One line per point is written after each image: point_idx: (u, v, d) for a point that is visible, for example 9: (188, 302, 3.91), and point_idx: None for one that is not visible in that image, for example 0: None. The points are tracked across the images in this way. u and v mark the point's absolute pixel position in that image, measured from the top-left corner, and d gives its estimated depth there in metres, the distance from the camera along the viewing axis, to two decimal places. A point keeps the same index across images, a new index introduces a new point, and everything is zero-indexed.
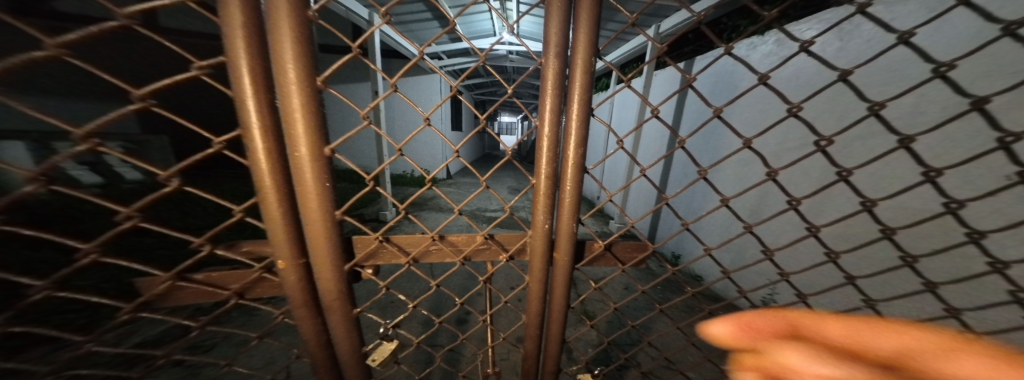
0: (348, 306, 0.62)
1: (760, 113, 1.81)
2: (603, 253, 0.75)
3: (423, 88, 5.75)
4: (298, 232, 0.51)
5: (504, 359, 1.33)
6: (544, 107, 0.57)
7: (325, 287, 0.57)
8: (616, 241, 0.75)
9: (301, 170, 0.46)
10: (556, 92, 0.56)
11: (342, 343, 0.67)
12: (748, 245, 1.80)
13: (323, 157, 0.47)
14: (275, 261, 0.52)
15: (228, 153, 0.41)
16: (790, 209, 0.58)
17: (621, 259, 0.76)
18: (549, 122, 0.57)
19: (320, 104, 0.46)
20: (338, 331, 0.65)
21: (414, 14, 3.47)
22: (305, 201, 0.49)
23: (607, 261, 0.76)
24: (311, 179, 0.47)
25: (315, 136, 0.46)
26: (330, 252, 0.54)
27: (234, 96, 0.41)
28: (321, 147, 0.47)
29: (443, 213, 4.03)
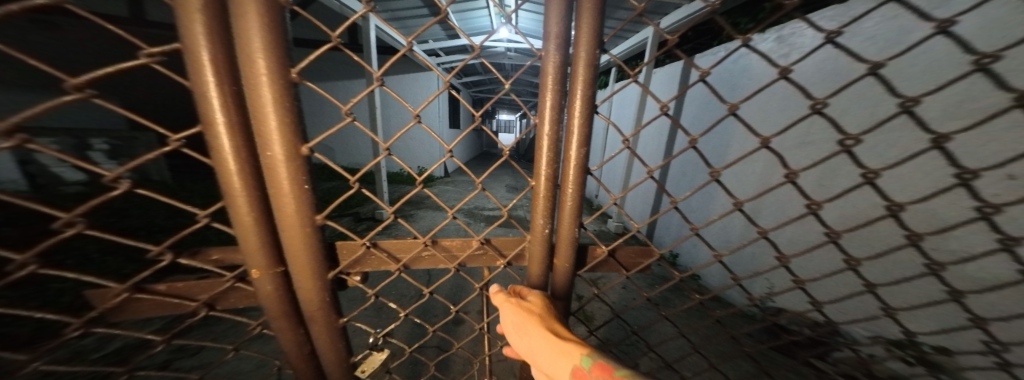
0: (332, 316, 0.59)
1: None
2: (606, 259, 0.71)
3: (419, 85, 5.66)
4: (274, 239, 0.47)
5: (501, 363, 1.30)
6: (543, 104, 0.54)
7: (306, 296, 0.53)
8: (620, 247, 0.71)
9: (273, 172, 0.42)
10: (557, 87, 0.52)
11: (327, 354, 0.63)
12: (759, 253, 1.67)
13: (299, 158, 0.43)
14: (248, 270, 0.48)
15: (188, 152, 0.37)
16: (807, 213, 0.54)
17: (624, 264, 0.72)
18: (548, 119, 0.53)
19: (294, 99, 0.41)
20: (321, 341, 0.61)
21: (409, 10, 3.40)
22: (279, 206, 0.44)
23: (610, 267, 0.73)
24: (285, 182, 0.43)
25: (291, 134, 0.41)
26: (309, 261, 0.50)
27: (194, 89, 0.37)
28: (297, 147, 0.42)
29: (440, 212, 3.99)
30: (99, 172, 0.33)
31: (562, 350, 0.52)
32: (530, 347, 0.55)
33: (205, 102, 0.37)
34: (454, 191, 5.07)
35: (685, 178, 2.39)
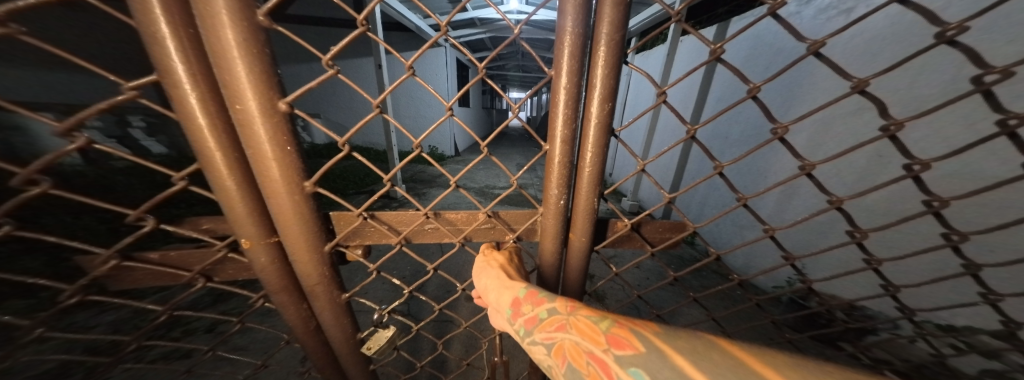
0: (334, 289, 0.57)
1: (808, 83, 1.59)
2: (629, 235, 0.65)
3: (429, 63, 5.52)
4: (264, 207, 0.43)
5: (512, 337, 1.33)
6: (560, 53, 0.45)
7: (305, 269, 0.51)
8: (645, 221, 0.64)
9: (251, 131, 0.37)
10: (580, 30, 0.43)
11: (334, 327, 0.64)
12: (831, 229, 1.45)
13: (281, 114, 0.37)
14: (240, 239, 0.45)
15: (148, 104, 0.32)
16: (908, 177, 0.44)
17: (650, 240, 0.65)
18: (566, 71, 0.45)
19: (265, 42, 0.35)
20: (326, 315, 0.60)
21: None
22: (265, 170, 0.40)
23: (632, 243, 0.67)
24: (266, 142, 0.38)
25: (264, 84, 0.35)
26: (304, 231, 0.46)
27: (138, 26, 0.30)
28: (275, 101, 0.36)
29: (453, 192, 4.03)
30: (48, 123, 0.30)
31: (506, 282, 0.57)
32: (485, 284, 0.62)
33: (157, 43, 0.31)
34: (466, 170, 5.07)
35: (721, 147, 2.20)
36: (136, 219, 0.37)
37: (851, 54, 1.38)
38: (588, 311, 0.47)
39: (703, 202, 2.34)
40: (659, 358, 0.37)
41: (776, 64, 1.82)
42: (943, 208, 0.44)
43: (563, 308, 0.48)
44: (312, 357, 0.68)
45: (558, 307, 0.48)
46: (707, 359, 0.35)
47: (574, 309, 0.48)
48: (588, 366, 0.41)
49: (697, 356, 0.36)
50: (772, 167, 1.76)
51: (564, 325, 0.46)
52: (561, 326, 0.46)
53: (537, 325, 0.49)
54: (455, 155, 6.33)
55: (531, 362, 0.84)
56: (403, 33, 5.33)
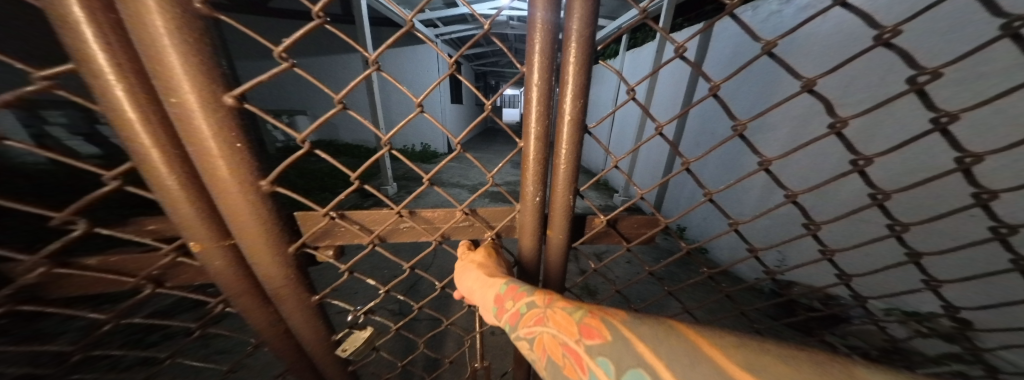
0: (302, 291, 0.55)
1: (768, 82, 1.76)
2: (606, 230, 0.64)
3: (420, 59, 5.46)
4: (213, 208, 0.40)
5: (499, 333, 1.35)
6: (533, 45, 0.42)
7: (267, 272, 0.49)
8: (620, 216, 0.63)
9: (191, 125, 0.34)
10: (553, 21, 0.40)
11: (306, 330, 0.62)
12: (786, 220, 1.62)
13: (225, 108, 0.35)
14: (189, 242, 0.42)
15: (67, 96, 0.29)
16: (854, 171, 0.48)
17: (626, 236, 0.65)
18: (538, 65, 0.43)
19: (203, 30, 0.31)
20: (295, 318, 0.58)
21: None
22: (211, 167, 0.37)
23: (610, 239, 0.65)
24: (209, 138, 0.35)
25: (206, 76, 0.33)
26: (262, 232, 0.44)
27: (45, 8, 0.27)
28: (224, 93, 0.34)
29: (446, 189, 4.02)
30: None
31: (488, 280, 0.56)
32: (469, 286, 0.61)
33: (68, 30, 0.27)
34: (460, 168, 5.05)
35: (702, 140, 2.30)
36: (65, 222, 0.34)
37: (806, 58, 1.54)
38: (564, 303, 0.45)
39: (683, 196, 2.47)
40: (625, 346, 0.35)
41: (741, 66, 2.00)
42: (885, 201, 0.47)
43: (540, 302, 0.47)
44: (285, 361, 0.66)
45: (536, 300, 0.47)
46: (672, 344, 0.32)
47: (550, 301, 0.46)
48: (564, 359, 0.39)
49: (664, 340, 0.33)
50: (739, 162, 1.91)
51: (540, 318, 0.45)
52: (537, 320, 0.45)
53: (516, 320, 0.48)
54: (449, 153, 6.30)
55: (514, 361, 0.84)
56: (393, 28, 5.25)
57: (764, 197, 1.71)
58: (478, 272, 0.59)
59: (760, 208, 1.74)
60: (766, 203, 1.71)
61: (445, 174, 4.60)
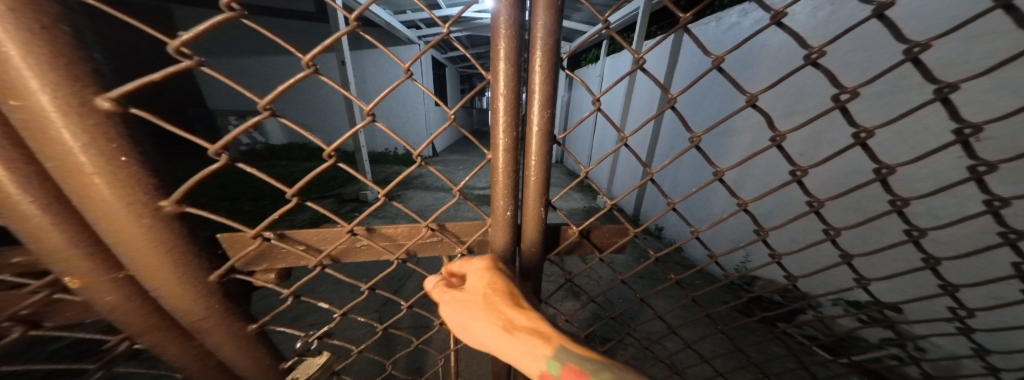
0: (235, 322, 0.48)
1: (724, 99, 1.98)
2: (580, 241, 0.61)
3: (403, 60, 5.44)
4: (97, 237, 0.33)
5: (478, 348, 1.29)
6: (494, 55, 0.38)
7: (184, 307, 0.41)
8: (594, 225, 0.60)
9: (48, 137, 0.27)
10: (512, 22, 0.36)
11: (247, 364, 0.55)
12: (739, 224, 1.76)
13: (102, 116, 0.28)
14: (66, 278, 0.34)
15: None
16: (793, 180, 0.57)
17: (599, 245, 0.61)
18: (501, 72, 0.38)
19: (50, 20, 0.25)
20: (228, 352, 0.51)
21: None
22: (81, 187, 0.30)
23: (584, 249, 0.62)
24: (77, 150, 0.28)
25: (75, 82, 0.26)
26: (167, 262, 0.36)
27: None
28: (101, 96, 0.28)
29: (429, 193, 3.94)
30: None
31: (527, 349, 0.39)
32: (479, 337, 0.44)
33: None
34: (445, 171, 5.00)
35: (669, 148, 2.46)
36: None
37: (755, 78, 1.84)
38: None
39: (657, 202, 2.55)
40: None
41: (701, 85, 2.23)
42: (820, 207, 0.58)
43: None
44: None
45: None
46: None
47: None
48: None
49: None
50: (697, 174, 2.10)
51: None
52: None
53: None
54: (434, 155, 6.20)
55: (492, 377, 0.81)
56: (373, 29, 5.16)
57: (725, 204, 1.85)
58: (484, 314, 0.44)
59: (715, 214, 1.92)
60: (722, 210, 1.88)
61: (429, 177, 4.52)
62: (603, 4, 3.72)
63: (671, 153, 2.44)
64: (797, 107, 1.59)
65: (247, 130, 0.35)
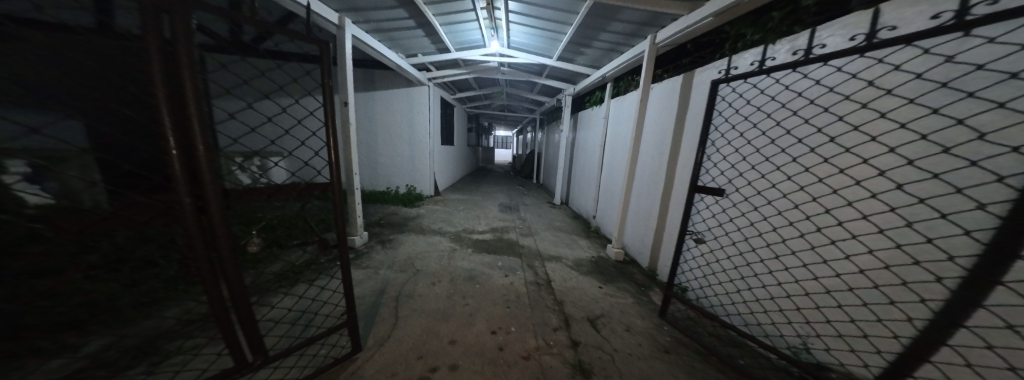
0: (196, 202, 1.24)
1: (797, 144, 1.84)
2: (346, 190, 1.80)
3: (413, 100, 5.84)
4: (188, 180, 1.22)
5: (346, 325, 1.99)
6: (329, 138, 1.70)
7: (179, 190, 1.18)
8: (345, 184, 1.86)
9: (201, 160, 1.23)
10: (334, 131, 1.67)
11: (195, 236, 1.26)
12: (825, 278, 1.71)
13: (210, 154, 1.25)
14: (179, 198, 1.19)
15: (169, 152, 1.16)
16: None
17: (368, 198, 1.71)
18: (328, 145, 1.70)
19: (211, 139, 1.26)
20: (221, 236, 1.32)
21: (388, 13, 3.60)
22: (200, 170, 1.24)
23: (340, 192, 1.85)
24: (202, 158, 1.24)
25: (173, 114, 1.15)
26: (214, 193, 1.27)
27: (170, 136, 1.15)
28: (176, 132, 1.18)
29: (423, 235, 4.29)
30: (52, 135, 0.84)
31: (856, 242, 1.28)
32: None
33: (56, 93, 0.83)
34: (444, 213, 5.34)
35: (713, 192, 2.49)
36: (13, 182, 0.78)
37: (853, 97, 1.58)
38: None
39: (710, 254, 2.50)
40: None
41: (742, 115, 2.27)
42: None
43: None
44: (202, 274, 1.30)
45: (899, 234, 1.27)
46: None
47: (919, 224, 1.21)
48: None
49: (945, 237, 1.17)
50: (735, 213, 2.28)
51: None
52: None
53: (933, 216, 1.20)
54: (435, 194, 6.53)
55: (346, 261, 1.97)
56: (388, 71, 5.75)
57: (813, 254, 1.77)
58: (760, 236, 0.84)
59: (801, 267, 1.83)
60: (814, 260, 1.76)
61: (426, 219, 4.88)
62: (603, 48, 4.14)
63: (730, 201, 2.32)
64: (835, 136, 1.66)
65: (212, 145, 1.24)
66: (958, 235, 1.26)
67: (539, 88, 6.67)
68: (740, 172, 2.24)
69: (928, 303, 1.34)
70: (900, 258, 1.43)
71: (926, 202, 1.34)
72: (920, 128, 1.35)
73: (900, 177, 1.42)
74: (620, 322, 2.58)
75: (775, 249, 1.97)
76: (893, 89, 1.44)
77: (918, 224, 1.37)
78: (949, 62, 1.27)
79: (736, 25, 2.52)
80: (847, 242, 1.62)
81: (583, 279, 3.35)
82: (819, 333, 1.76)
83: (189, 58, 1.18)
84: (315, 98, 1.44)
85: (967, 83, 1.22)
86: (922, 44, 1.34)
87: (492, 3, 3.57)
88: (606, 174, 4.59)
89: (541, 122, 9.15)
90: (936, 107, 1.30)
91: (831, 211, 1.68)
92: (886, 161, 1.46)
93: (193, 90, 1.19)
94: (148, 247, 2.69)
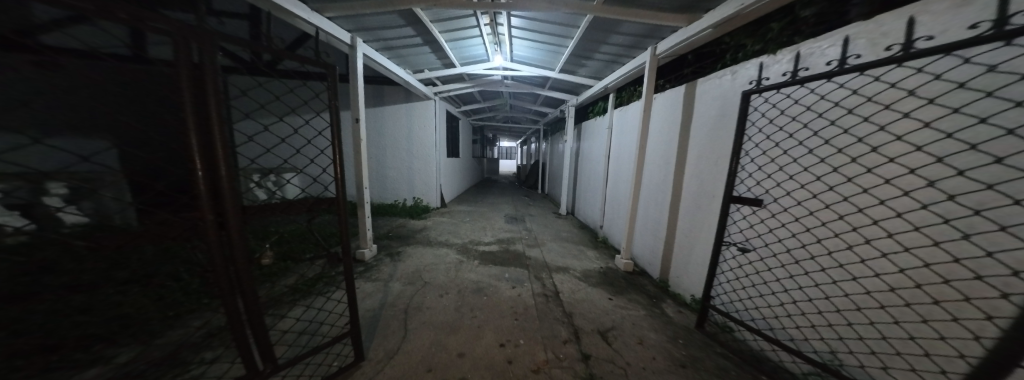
0: (215, 219, 1.29)
1: (830, 153, 1.79)
2: (350, 205, 1.85)
3: (419, 114, 6.01)
4: (210, 198, 1.27)
5: (353, 336, 2.02)
6: (335, 155, 1.77)
7: (202, 207, 1.24)
8: (348, 200, 1.91)
9: (223, 179, 1.29)
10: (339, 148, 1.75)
11: (214, 252, 1.31)
12: (873, 293, 1.62)
13: (230, 173, 1.31)
14: (201, 216, 1.24)
15: (195, 172, 1.21)
16: None
17: (374, 213, 1.77)
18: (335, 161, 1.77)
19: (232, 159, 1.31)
20: (238, 251, 1.37)
21: (397, 32, 3.78)
22: (222, 189, 1.29)
23: (344, 209, 1.90)
24: (225, 177, 1.29)
25: (201, 138, 1.22)
26: (233, 210, 1.32)
27: (195, 157, 1.21)
28: (201, 153, 1.23)
29: (429, 247, 4.33)
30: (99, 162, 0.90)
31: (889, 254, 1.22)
32: None
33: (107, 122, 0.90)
34: (450, 224, 5.37)
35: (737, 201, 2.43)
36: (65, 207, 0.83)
37: (887, 105, 1.54)
38: None
39: (741, 266, 2.41)
40: None
41: (764, 124, 2.23)
42: None
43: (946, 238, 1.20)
44: (221, 288, 1.34)
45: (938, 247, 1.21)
46: None
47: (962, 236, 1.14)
48: None
49: None
50: (765, 224, 2.21)
51: None
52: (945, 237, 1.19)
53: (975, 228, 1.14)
54: (441, 206, 6.60)
55: (350, 274, 2.00)
56: (395, 88, 5.95)
57: (859, 268, 1.68)
58: None
59: (846, 281, 1.74)
60: (861, 274, 1.67)
61: (432, 231, 4.93)
62: (604, 60, 4.21)
63: (758, 212, 2.25)
64: (871, 146, 1.61)
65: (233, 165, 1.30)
66: (1022, 249, 1.18)
67: (542, 99, 6.79)
68: (767, 181, 2.18)
69: (996, 320, 1.25)
70: (959, 273, 1.34)
71: (980, 213, 1.28)
72: (968, 137, 1.29)
73: (950, 188, 1.34)
74: (632, 335, 2.51)
75: (815, 262, 1.89)
76: (933, 98, 1.38)
77: (974, 236, 1.30)
78: (981, 69, 1.24)
79: (735, 36, 2.56)
80: (897, 256, 1.53)
81: (591, 291, 3.30)
82: (872, 352, 1.65)
83: (216, 87, 1.26)
84: (325, 119, 1.53)
85: (1011, 92, 1.17)
86: (962, 53, 1.30)
87: (495, 18, 3.71)
88: (612, 183, 4.58)
89: (544, 133, 9.25)
90: (983, 116, 1.25)
91: (872, 223, 1.61)
92: (934, 171, 1.39)
93: (216, 114, 1.25)
94: (167, 262, 2.78)
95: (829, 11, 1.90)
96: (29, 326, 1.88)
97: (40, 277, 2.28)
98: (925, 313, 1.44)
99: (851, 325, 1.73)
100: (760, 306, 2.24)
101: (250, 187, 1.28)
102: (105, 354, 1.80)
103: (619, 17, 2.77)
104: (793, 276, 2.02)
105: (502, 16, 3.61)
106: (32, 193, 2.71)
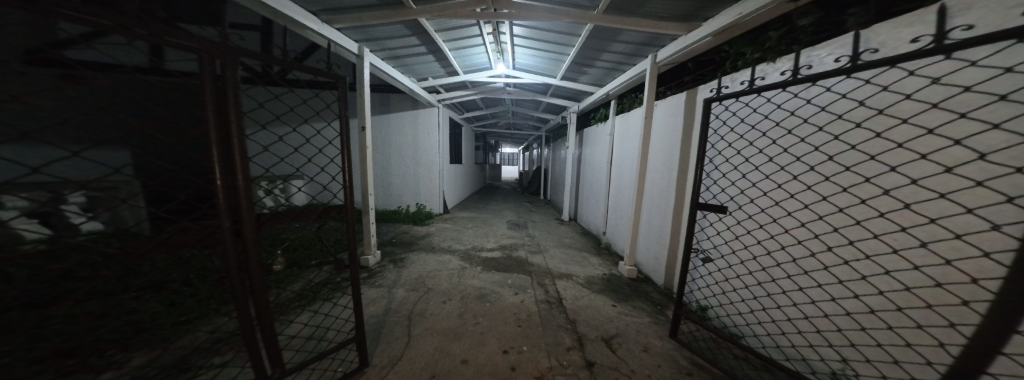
0: (235, 227, 1.33)
1: (794, 162, 1.87)
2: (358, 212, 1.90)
3: (423, 121, 6.10)
4: (230, 206, 1.31)
5: (359, 342, 2.05)
6: (342, 164, 1.82)
7: (220, 214, 1.27)
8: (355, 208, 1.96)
9: (240, 188, 1.33)
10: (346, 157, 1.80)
11: (233, 259, 1.34)
12: (841, 299, 1.67)
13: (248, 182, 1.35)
14: (222, 223, 1.29)
15: (221, 182, 1.26)
16: None
17: (379, 220, 1.81)
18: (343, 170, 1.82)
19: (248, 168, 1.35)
20: (252, 258, 1.40)
21: (402, 42, 3.90)
22: (239, 198, 1.34)
23: (353, 217, 1.95)
24: (242, 185, 1.33)
25: (221, 147, 1.25)
26: (250, 218, 1.36)
27: (217, 168, 1.25)
28: (221, 166, 1.27)
29: (431, 254, 4.36)
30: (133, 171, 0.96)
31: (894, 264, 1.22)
32: None
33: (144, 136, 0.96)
34: (453, 231, 5.41)
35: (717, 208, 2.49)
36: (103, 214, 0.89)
37: (846, 117, 1.63)
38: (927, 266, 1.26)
39: (720, 272, 2.46)
40: None
41: (737, 133, 2.32)
42: None
43: None
44: (236, 294, 1.36)
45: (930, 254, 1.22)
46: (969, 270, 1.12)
47: None
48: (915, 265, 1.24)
49: None
50: (738, 231, 2.28)
51: None
52: None
53: None
54: (444, 212, 6.64)
55: (358, 282, 2.02)
56: (400, 96, 6.08)
57: (825, 274, 1.74)
58: None
59: (814, 287, 1.80)
60: (827, 279, 1.73)
61: (435, 238, 4.96)
62: (606, 67, 4.27)
63: (733, 219, 2.32)
64: (831, 157, 1.69)
65: (252, 175, 1.34)
66: (976, 257, 1.25)
67: (544, 106, 6.86)
68: (740, 190, 2.26)
69: (964, 324, 1.29)
70: (920, 281, 1.40)
71: (938, 220, 1.34)
72: (920, 148, 1.37)
73: (906, 196, 1.42)
74: (637, 342, 2.49)
75: (785, 269, 1.95)
76: (884, 109, 1.48)
77: (931, 243, 1.36)
78: (930, 83, 1.34)
79: (734, 44, 2.61)
80: (861, 263, 1.59)
81: (595, 297, 3.29)
82: (842, 357, 1.69)
83: (236, 98, 1.31)
84: (335, 129, 1.59)
85: (958, 104, 1.27)
86: (907, 66, 1.40)
87: (498, 27, 3.80)
88: (614, 189, 4.60)
89: (546, 139, 9.32)
90: (931, 128, 1.34)
91: (837, 230, 1.68)
92: (890, 180, 1.47)
93: (237, 125, 1.30)
94: (181, 269, 2.85)
95: (825, 21, 1.95)
96: (48, 331, 1.94)
97: (58, 283, 2.35)
98: (891, 320, 1.49)
99: (821, 331, 1.78)
100: (740, 312, 2.27)
101: (264, 196, 1.33)
102: (120, 358, 1.83)
103: (620, 25, 2.82)
104: (766, 283, 2.06)
105: (505, 26, 3.70)
106: (52, 200, 2.80)
